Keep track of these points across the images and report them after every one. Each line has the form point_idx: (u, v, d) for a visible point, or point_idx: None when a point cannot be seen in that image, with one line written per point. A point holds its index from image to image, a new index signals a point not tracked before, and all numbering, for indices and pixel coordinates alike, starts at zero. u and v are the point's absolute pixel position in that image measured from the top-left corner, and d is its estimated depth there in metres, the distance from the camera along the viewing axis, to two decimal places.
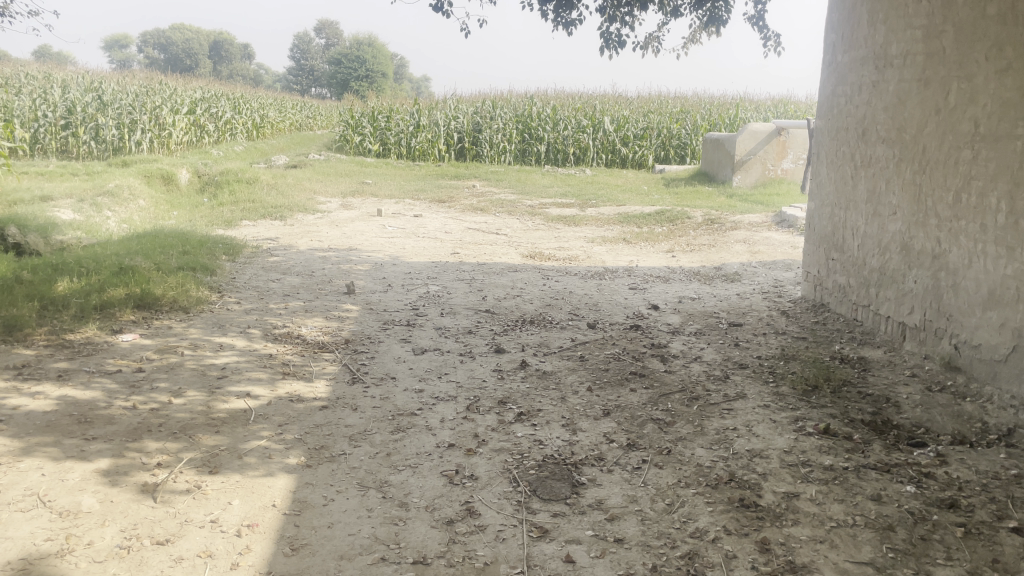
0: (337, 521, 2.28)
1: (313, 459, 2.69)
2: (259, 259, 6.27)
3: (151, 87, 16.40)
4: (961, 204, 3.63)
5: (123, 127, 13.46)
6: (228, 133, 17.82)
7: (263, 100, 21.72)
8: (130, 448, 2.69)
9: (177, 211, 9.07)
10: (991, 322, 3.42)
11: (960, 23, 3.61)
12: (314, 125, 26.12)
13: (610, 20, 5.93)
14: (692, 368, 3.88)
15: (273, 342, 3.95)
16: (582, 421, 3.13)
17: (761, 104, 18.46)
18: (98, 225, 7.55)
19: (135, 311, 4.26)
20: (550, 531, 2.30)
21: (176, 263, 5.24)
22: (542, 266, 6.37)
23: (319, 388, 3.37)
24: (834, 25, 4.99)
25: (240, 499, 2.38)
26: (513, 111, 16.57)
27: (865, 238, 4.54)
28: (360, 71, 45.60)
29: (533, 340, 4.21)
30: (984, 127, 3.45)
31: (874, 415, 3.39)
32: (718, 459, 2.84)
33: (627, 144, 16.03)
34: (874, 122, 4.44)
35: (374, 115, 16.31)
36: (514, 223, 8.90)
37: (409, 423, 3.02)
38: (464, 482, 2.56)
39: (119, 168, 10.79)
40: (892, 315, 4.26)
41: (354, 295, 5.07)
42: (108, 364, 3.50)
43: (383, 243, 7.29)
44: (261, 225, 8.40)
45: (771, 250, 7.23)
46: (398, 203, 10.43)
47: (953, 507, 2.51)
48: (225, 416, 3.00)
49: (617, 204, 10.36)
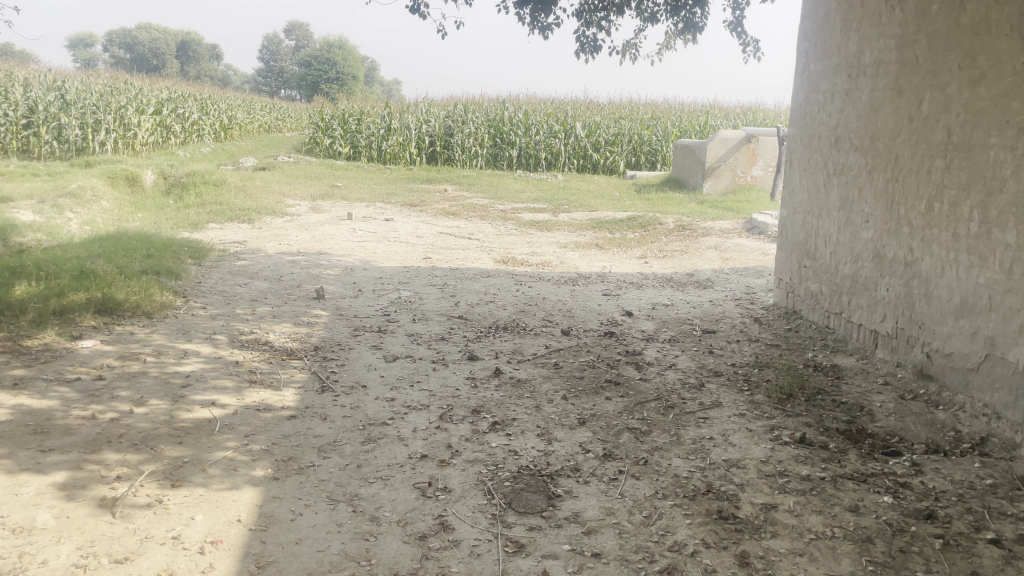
0: (305, 536, 2.20)
1: (281, 471, 2.60)
2: (226, 262, 6.15)
3: (116, 87, 16.12)
4: (934, 212, 3.64)
5: (86, 127, 13.24)
6: (195, 134, 17.58)
7: (231, 101, 21.44)
8: (88, 460, 2.58)
9: (142, 213, 8.90)
10: (963, 331, 3.43)
11: (933, 32, 3.62)
12: (283, 127, 25.86)
13: (586, 25, 5.90)
14: (667, 376, 3.84)
15: (239, 349, 3.86)
16: (557, 430, 3.07)
17: (730, 112, 18.65)
18: (60, 227, 7.36)
19: (96, 316, 4.13)
20: (526, 545, 2.24)
21: (140, 266, 5.10)
22: (515, 271, 6.32)
23: (288, 397, 3.28)
24: (806, 33, 5.01)
25: (204, 514, 2.29)
26: (485, 115, 16.52)
27: (838, 246, 4.55)
28: (331, 73, 45.22)
29: (507, 347, 4.16)
30: (958, 136, 3.46)
31: (848, 423, 3.38)
32: (695, 469, 2.80)
33: (598, 149, 16.10)
34: (847, 130, 4.45)
35: (345, 118, 16.16)
36: (486, 227, 8.85)
37: (381, 433, 2.94)
38: (438, 494, 2.49)
39: (82, 169, 10.56)
40: (864, 323, 4.27)
41: (324, 300, 4.97)
42: (67, 372, 3.37)
43: (353, 247, 7.20)
44: (228, 228, 8.26)
45: (743, 257, 7.25)
46: (368, 206, 10.33)
47: (931, 518, 2.50)
48: (189, 425, 2.91)
49: (589, 209, 10.36)
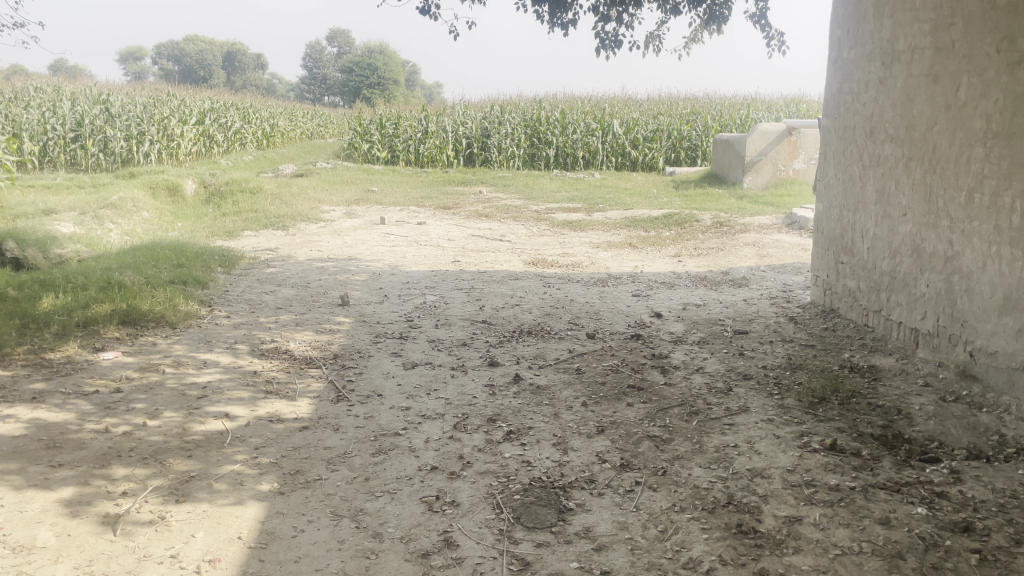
0: (305, 555, 2.14)
1: (287, 485, 2.55)
2: (256, 270, 6.16)
3: (160, 98, 16.44)
4: (974, 204, 3.45)
5: (131, 138, 13.50)
6: (238, 142, 17.85)
7: (273, 109, 21.75)
8: (96, 475, 2.56)
9: (181, 222, 9.02)
10: (1007, 329, 3.25)
11: (969, 15, 3.44)
12: (325, 134, 26.07)
13: (606, 20, 5.78)
14: (693, 380, 3.71)
15: (258, 359, 3.83)
16: (574, 439, 2.98)
17: (772, 104, 18.28)
18: (100, 238, 7.48)
19: (119, 327, 4.16)
20: (532, 563, 2.15)
21: (167, 276, 5.13)
22: (544, 273, 6.23)
23: (302, 407, 3.24)
24: (838, 21, 4.82)
25: (204, 532, 2.25)
26: (521, 115, 16.45)
27: (875, 241, 4.36)
28: (372, 78, 45.58)
29: (529, 351, 4.07)
30: (997, 124, 3.28)
31: (884, 428, 3.22)
32: (717, 479, 2.68)
33: (636, 146, 15.91)
34: (882, 120, 4.26)
35: (382, 122, 16.18)
36: (519, 229, 8.77)
37: (392, 444, 2.89)
38: (445, 508, 2.42)
39: (125, 179, 10.77)
40: (904, 320, 4.09)
41: (348, 306, 4.94)
42: (85, 385, 3.38)
43: (384, 251, 7.19)
44: (263, 236, 8.33)
45: (780, 254, 7.05)
46: (402, 210, 10.33)
47: (968, 530, 2.35)
48: (200, 438, 2.88)
49: (624, 207, 10.23)
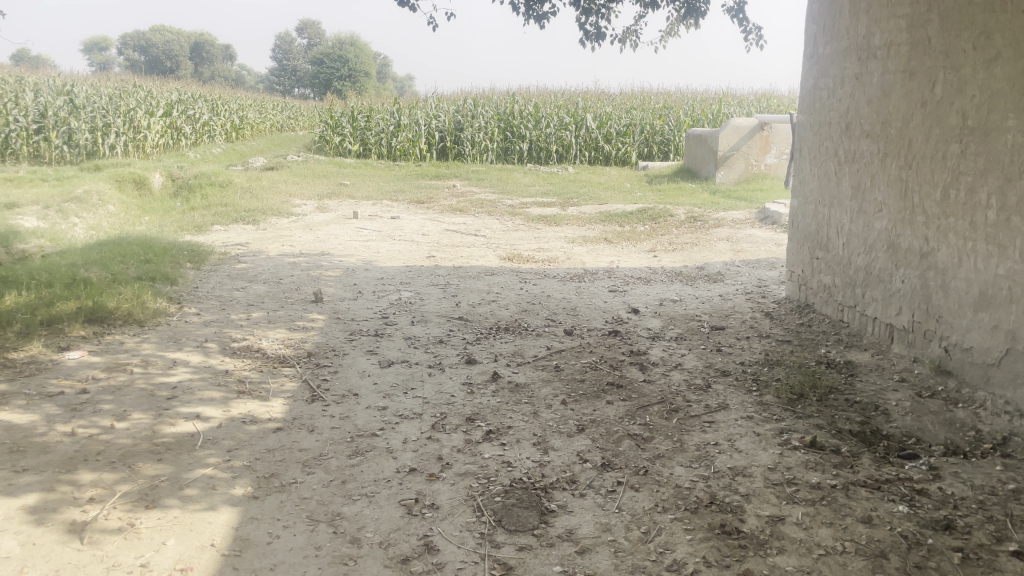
0: (280, 562, 2.08)
1: (261, 489, 2.48)
2: (226, 266, 6.05)
3: (126, 89, 16.12)
4: (950, 200, 3.46)
5: (96, 130, 13.21)
6: (207, 135, 17.56)
7: (242, 101, 21.45)
8: (61, 480, 2.48)
9: (148, 217, 8.84)
10: (983, 325, 3.27)
11: (945, 11, 3.44)
12: (296, 126, 25.77)
13: (585, 13, 5.74)
14: (672, 377, 3.69)
15: (230, 357, 3.75)
16: (554, 438, 2.94)
17: (743, 99, 18.39)
18: (64, 233, 7.30)
19: (85, 326, 4.04)
20: (515, 568, 2.11)
21: (135, 273, 5.01)
22: (520, 269, 6.18)
23: (276, 407, 3.17)
24: (814, 16, 4.82)
25: (176, 539, 2.18)
26: (494, 109, 16.37)
27: (851, 236, 4.37)
28: (343, 70, 45.17)
29: (506, 349, 4.02)
30: (973, 120, 3.29)
31: (862, 425, 3.22)
32: (699, 478, 2.66)
33: (610, 140, 15.91)
34: (858, 116, 4.27)
35: (353, 115, 15.99)
36: (493, 223, 8.72)
37: (369, 445, 2.83)
38: (424, 512, 2.37)
39: (90, 172, 10.53)
40: (879, 316, 4.10)
41: (322, 303, 4.85)
42: (50, 385, 3.28)
43: (357, 246, 7.10)
44: (233, 230, 8.19)
45: (755, 248, 7.07)
46: (375, 204, 10.22)
47: (950, 529, 2.35)
48: (170, 441, 2.80)
49: (598, 202, 10.21)
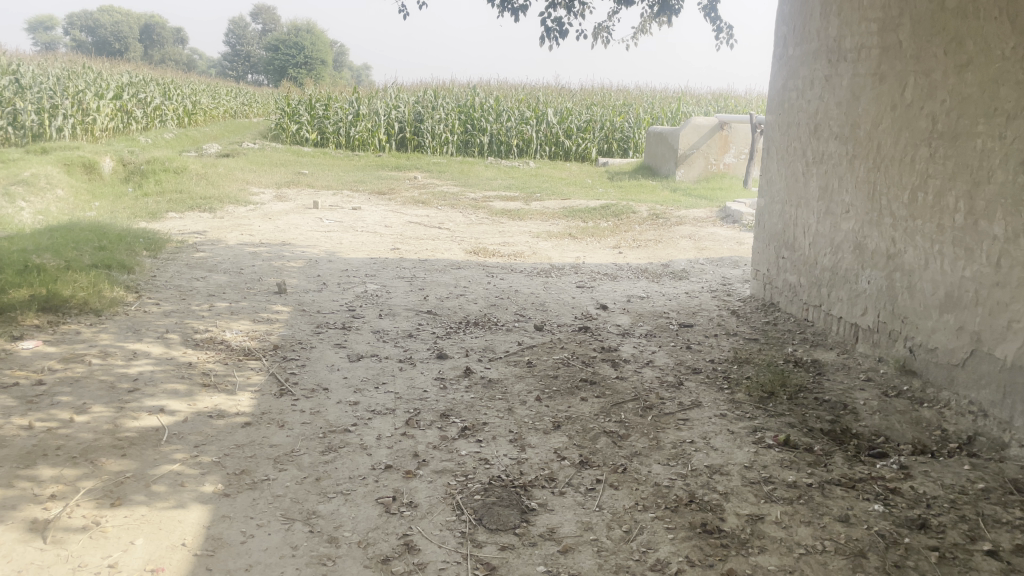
0: (256, 562, 2.01)
1: (231, 486, 2.40)
2: (184, 254, 5.88)
3: (73, 70, 15.59)
4: (919, 203, 3.51)
5: (43, 112, 12.75)
6: (158, 119, 17.09)
7: (195, 86, 20.93)
8: (20, 477, 2.36)
9: (98, 202, 8.55)
10: (948, 326, 3.32)
11: (917, 16, 3.48)
12: (250, 113, 25.25)
13: (558, 7, 5.70)
14: (644, 374, 3.69)
15: (193, 349, 3.63)
16: (531, 435, 2.91)
17: (701, 98, 18.61)
18: (11, 218, 7.02)
19: (39, 314, 3.88)
20: (498, 568, 2.07)
21: (90, 259, 4.83)
22: (485, 263, 6.13)
23: (243, 402, 3.07)
24: (784, 17, 4.86)
25: (144, 539, 2.09)
26: (455, 101, 16.26)
27: (817, 237, 4.42)
28: (299, 58, 44.41)
29: (477, 344, 3.97)
30: (943, 125, 3.33)
31: (832, 423, 3.25)
32: (677, 476, 2.65)
33: (570, 136, 15.99)
34: (827, 118, 4.31)
35: (312, 103, 15.71)
36: (456, 216, 8.65)
37: (342, 442, 2.76)
38: (403, 510, 2.31)
39: (36, 155, 10.16)
40: (844, 316, 4.16)
41: (285, 294, 4.74)
42: (3, 376, 3.13)
43: (319, 237, 6.97)
44: (189, 218, 7.97)
45: (717, 246, 7.13)
46: (335, 195, 10.06)
47: (925, 528, 2.37)
48: (134, 435, 2.69)
49: (560, 197, 10.21)
